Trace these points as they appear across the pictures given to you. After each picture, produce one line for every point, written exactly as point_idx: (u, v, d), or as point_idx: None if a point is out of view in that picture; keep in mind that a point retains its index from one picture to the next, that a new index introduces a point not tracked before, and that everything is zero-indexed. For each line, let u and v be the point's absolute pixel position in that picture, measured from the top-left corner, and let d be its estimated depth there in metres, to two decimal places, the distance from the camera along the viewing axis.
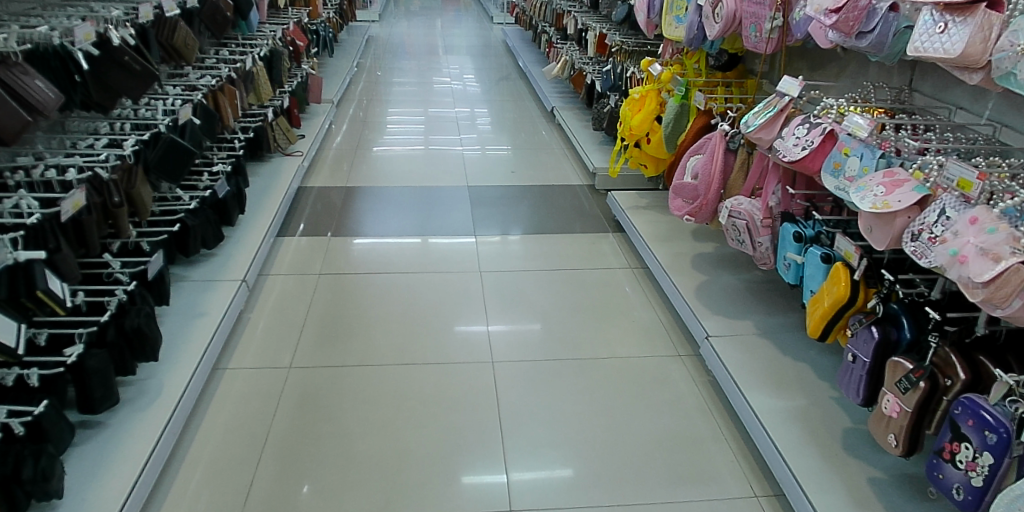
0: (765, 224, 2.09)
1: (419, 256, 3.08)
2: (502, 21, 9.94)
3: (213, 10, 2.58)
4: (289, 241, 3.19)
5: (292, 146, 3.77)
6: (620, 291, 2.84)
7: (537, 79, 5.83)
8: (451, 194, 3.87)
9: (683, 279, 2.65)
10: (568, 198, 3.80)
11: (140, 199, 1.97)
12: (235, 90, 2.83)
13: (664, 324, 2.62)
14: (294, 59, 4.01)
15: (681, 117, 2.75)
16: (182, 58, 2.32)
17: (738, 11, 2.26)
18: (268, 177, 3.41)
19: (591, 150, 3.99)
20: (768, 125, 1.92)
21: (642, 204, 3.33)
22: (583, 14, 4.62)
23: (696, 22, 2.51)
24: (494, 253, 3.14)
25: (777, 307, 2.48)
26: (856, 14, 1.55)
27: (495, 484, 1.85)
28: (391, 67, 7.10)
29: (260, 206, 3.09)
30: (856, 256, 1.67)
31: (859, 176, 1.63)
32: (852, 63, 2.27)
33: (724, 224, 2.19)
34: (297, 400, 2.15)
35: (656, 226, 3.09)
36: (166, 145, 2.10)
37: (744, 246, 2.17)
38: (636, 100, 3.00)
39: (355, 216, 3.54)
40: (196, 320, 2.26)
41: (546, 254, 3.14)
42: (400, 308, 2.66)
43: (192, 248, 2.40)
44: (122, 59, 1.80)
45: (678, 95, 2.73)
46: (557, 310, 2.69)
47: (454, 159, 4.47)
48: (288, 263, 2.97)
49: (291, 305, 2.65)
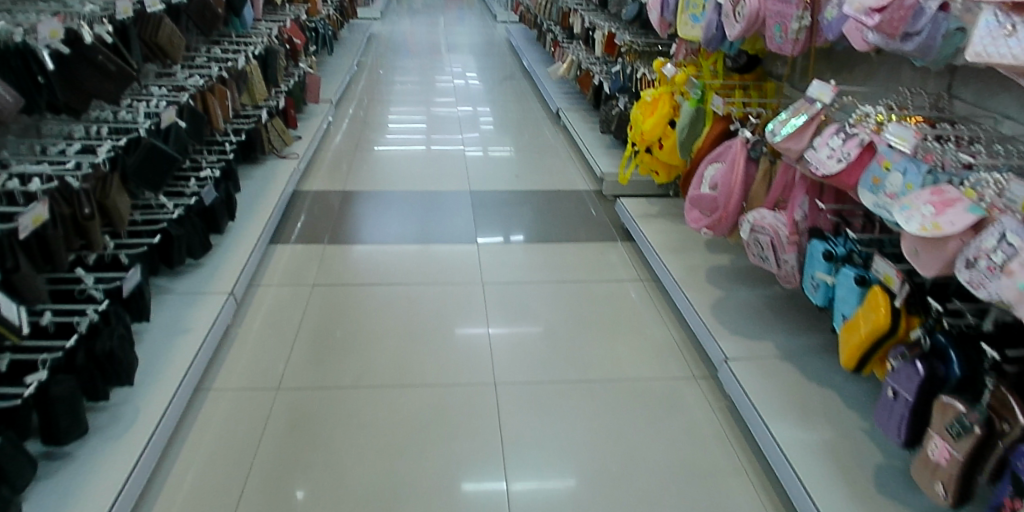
0: (792, 241, 1.92)
1: (419, 265, 2.93)
2: (506, 19, 9.75)
3: (201, 6, 2.40)
4: (284, 248, 3.04)
5: (287, 148, 3.63)
6: (630, 305, 2.69)
7: (542, 79, 5.67)
8: (453, 199, 3.71)
9: (697, 295, 2.50)
10: (574, 204, 3.65)
11: (115, 209, 1.81)
12: (225, 91, 2.70)
13: (677, 342, 2.46)
14: (291, 58, 3.86)
15: (696, 122, 2.56)
16: (167, 56, 2.17)
17: (762, 10, 2.10)
18: (261, 182, 3.26)
19: (598, 154, 3.83)
20: (797, 134, 1.76)
21: (653, 211, 3.17)
22: (590, 12, 4.45)
23: (715, 21, 2.34)
24: (496, 263, 2.98)
25: (798, 326, 2.33)
26: (901, 14, 1.40)
27: (495, 494, 1.77)
28: (393, 65, 6.94)
29: (252, 213, 2.95)
30: (897, 280, 1.53)
31: (902, 194, 1.46)
32: (884, 67, 2.10)
33: (747, 238, 2.04)
34: (286, 425, 2.00)
35: (668, 236, 2.94)
36: (145, 149, 1.94)
37: (767, 263, 2.02)
38: (648, 103, 2.84)
39: (353, 222, 3.39)
40: (178, 338, 2.11)
41: (552, 264, 2.98)
42: (397, 324, 2.51)
43: (176, 260, 2.26)
44: (95, 58, 1.65)
45: (693, 98, 2.57)
46: (563, 326, 2.54)
47: (456, 161, 4.31)
48: (281, 272, 2.83)
49: (282, 319, 2.50)
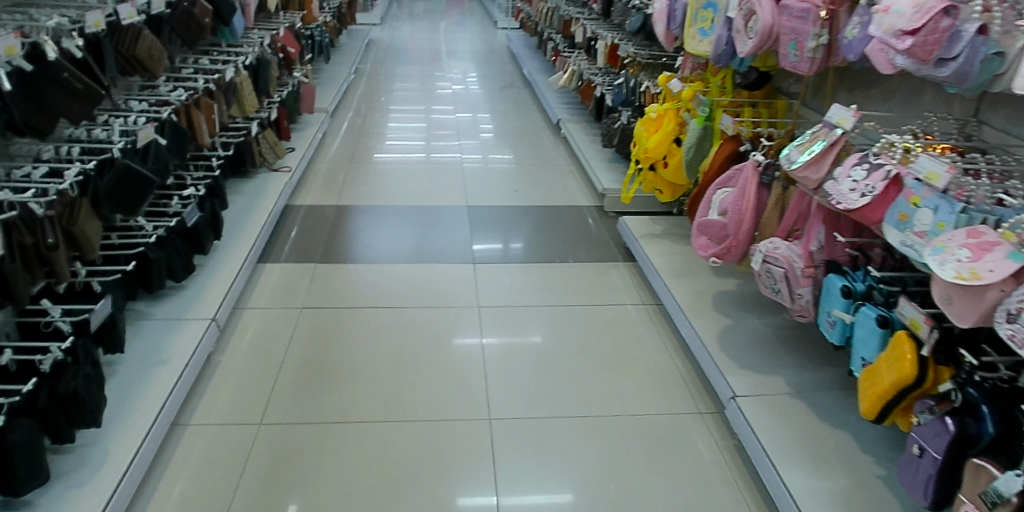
0: (807, 273, 1.81)
1: (413, 286, 2.80)
2: (507, 25, 9.64)
3: (185, 16, 2.29)
4: (272, 267, 2.92)
5: (279, 161, 3.51)
6: (633, 332, 2.57)
7: (542, 89, 5.56)
8: (449, 214, 3.59)
9: (704, 324, 2.37)
10: (575, 221, 3.53)
11: (83, 236, 1.68)
12: (212, 104, 2.58)
13: (682, 374, 2.34)
14: (285, 67, 3.75)
15: (704, 141, 2.47)
16: (145, 70, 2.05)
17: (775, 25, 1.98)
18: (250, 197, 3.14)
19: (600, 169, 3.71)
20: (816, 161, 1.64)
21: (656, 231, 3.05)
22: (592, 21, 4.34)
23: (725, 36, 2.22)
24: (493, 284, 2.86)
25: (809, 359, 2.21)
26: (936, 36, 1.29)
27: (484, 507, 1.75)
28: (392, 72, 6.83)
29: (239, 232, 2.83)
30: (925, 326, 1.39)
31: (932, 233, 1.34)
32: (904, 88, 1.99)
33: (758, 269, 1.92)
34: (266, 466, 1.87)
35: (672, 259, 2.81)
36: (117, 170, 1.83)
37: (780, 296, 1.89)
38: (652, 119, 2.72)
39: (346, 238, 3.26)
40: (154, 370, 1.99)
41: (551, 286, 2.85)
42: (389, 353, 2.38)
43: (155, 284, 2.14)
44: (60, 75, 1.52)
45: (700, 116, 2.46)
46: (562, 355, 2.42)
47: (454, 173, 4.18)
48: (268, 293, 2.70)
49: (267, 347, 2.38)
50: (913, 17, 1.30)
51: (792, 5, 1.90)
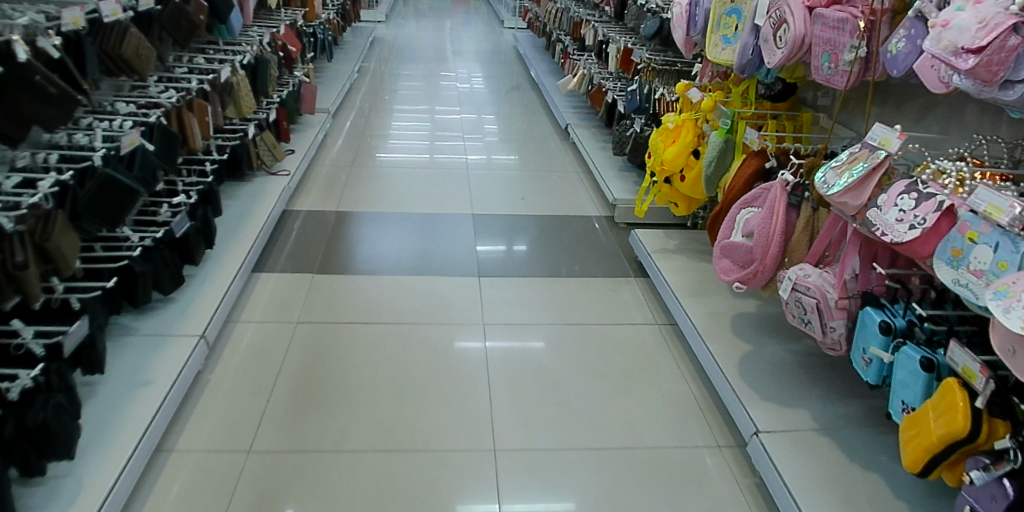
0: (840, 306, 1.68)
1: (415, 301, 2.66)
2: (515, 25, 9.49)
3: (176, 13, 2.15)
4: (268, 276, 2.79)
5: (277, 164, 3.38)
6: (645, 355, 2.44)
7: (550, 92, 5.42)
8: (453, 222, 3.44)
9: (722, 349, 2.24)
10: (584, 232, 3.39)
11: (58, 252, 1.55)
12: (205, 106, 2.44)
13: (699, 403, 2.21)
14: (285, 66, 3.62)
15: (725, 156, 2.32)
16: (132, 70, 1.91)
17: (808, 36, 1.84)
18: (246, 203, 3.01)
19: (611, 178, 3.57)
20: (857, 186, 1.50)
21: (671, 246, 2.91)
22: (603, 24, 4.20)
23: (752, 45, 2.08)
24: (498, 299, 2.73)
25: (835, 391, 2.07)
26: (1002, 56, 1.14)
27: None
28: (396, 71, 6.68)
29: (233, 240, 2.70)
30: (980, 378, 1.26)
31: (992, 274, 1.19)
32: (944, 105, 1.86)
33: (787, 298, 1.79)
34: (254, 498, 1.73)
35: (688, 276, 2.68)
36: (98, 180, 1.68)
37: (811, 328, 1.76)
38: (669, 129, 2.59)
39: (345, 247, 3.13)
40: (136, 392, 1.86)
41: (560, 303, 2.72)
42: (389, 373, 2.25)
43: (140, 298, 2.01)
44: (33, 78, 1.38)
45: (722, 128, 2.31)
46: (572, 379, 2.28)
47: (458, 178, 4.04)
48: (262, 305, 2.57)
49: (260, 365, 2.25)
50: (977, 33, 1.17)
51: (827, 14, 1.75)
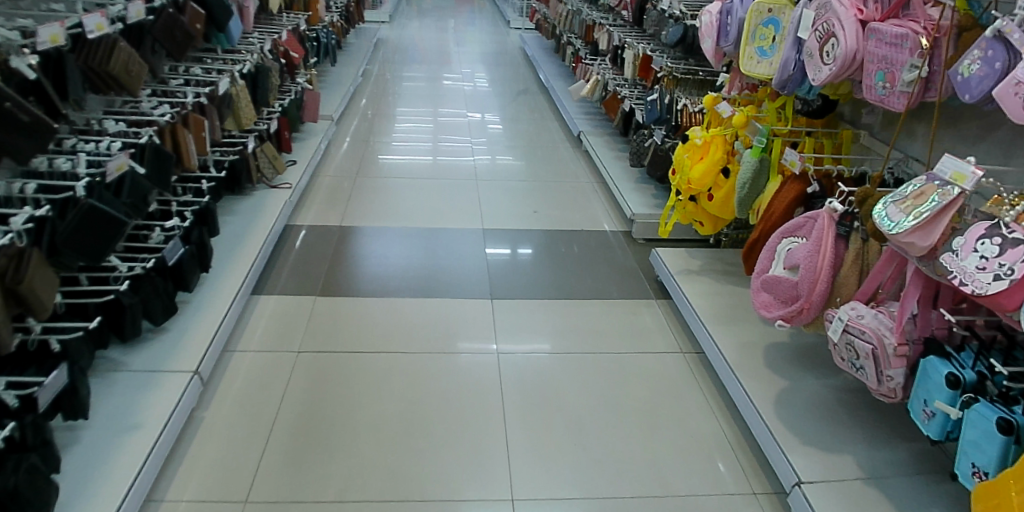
0: (900, 353, 1.52)
1: (423, 327, 2.51)
2: (522, 25, 9.32)
3: (169, 24, 1.98)
4: (268, 298, 2.64)
5: (278, 177, 3.23)
6: (671, 388, 2.28)
7: (561, 97, 5.26)
8: (462, 238, 3.28)
9: (756, 386, 2.08)
10: (600, 248, 3.23)
11: (32, 294, 1.40)
12: (202, 121, 2.29)
13: (731, 444, 2.05)
14: (287, 73, 3.47)
15: (759, 176, 2.16)
16: (121, 88, 1.76)
17: (859, 51, 1.69)
18: (245, 220, 2.86)
19: (628, 191, 3.41)
20: (927, 224, 1.34)
21: (694, 266, 2.75)
22: (618, 28, 4.05)
23: (794, 59, 1.92)
24: (512, 323, 2.57)
25: (880, 434, 1.91)
26: None
27: None
28: (401, 73, 6.51)
29: (231, 261, 2.55)
30: None
31: None
32: (1006, 128, 1.69)
33: (837, 340, 1.64)
34: None
35: (714, 301, 2.52)
36: (81, 210, 1.53)
37: (864, 375, 1.61)
38: (696, 145, 2.44)
39: (350, 265, 2.98)
40: (123, 438, 1.70)
41: (576, 328, 2.56)
42: (397, 410, 2.09)
43: (129, 332, 1.87)
44: (2, 106, 1.22)
45: (756, 147, 2.15)
46: (593, 416, 2.13)
47: (467, 188, 3.88)
48: (262, 332, 2.41)
49: (257, 401, 2.09)
50: None
51: (883, 29, 1.60)
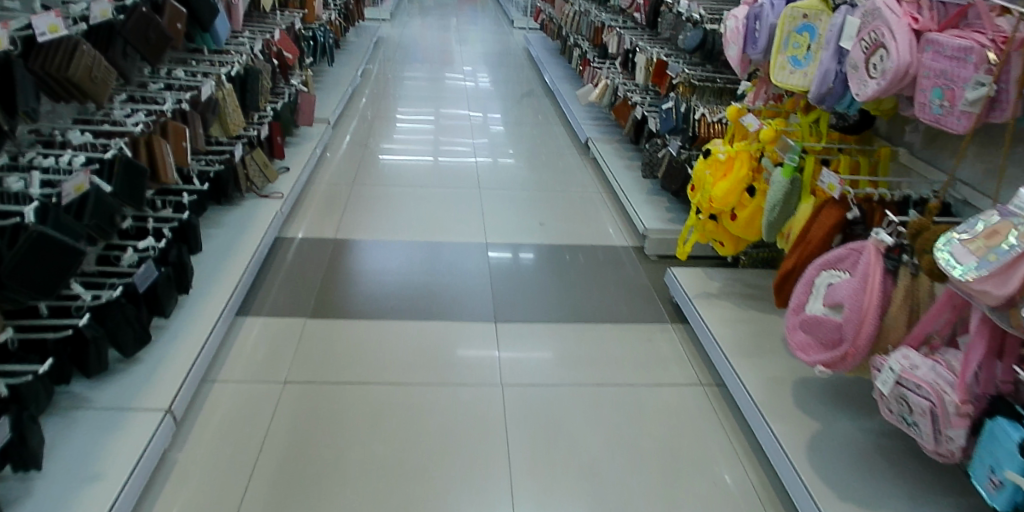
0: (962, 413, 1.33)
1: (423, 354, 2.32)
2: (526, 24, 9.11)
3: (142, 23, 1.77)
4: (255, 320, 2.45)
5: (270, 187, 3.05)
6: (691, 426, 2.10)
7: (567, 100, 5.08)
8: (465, 252, 3.09)
9: (785, 430, 1.89)
10: (611, 264, 3.04)
11: None
12: (182, 129, 2.10)
13: (759, 495, 1.86)
14: (280, 75, 3.29)
15: (791, 198, 1.98)
16: (83, 94, 1.57)
17: (914, 64, 1.49)
18: (232, 234, 2.67)
19: (640, 205, 3.22)
20: (1003, 271, 1.15)
21: (713, 289, 2.57)
22: (630, 30, 3.86)
23: (834, 71, 1.73)
24: (518, 350, 2.39)
25: (925, 487, 1.72)
26: None
27: None
28: (401, 73, 6.30)
29: (215, 281, 2.36)
30: None
31: None
32: None
33: (886, 391, 1.46)
34: None
35: (736, 330, 2.33)
36: (29, 238, 1.33)
37: (918, 433, 1.43)
38: (719, 161, 2.26)
39: (344, 281, 2.79)
40: (81, 490, 1.51)
41: (587, 356, 2.37)
42: (392, 450, 1.90)
43: (93, 368, 1.72)
44: None
45: (789, 166, 1.97)
46: (606, 459, 1.94)
47: (470, 197, 3.69)
48: (246, 359, 2.23)
49: (239, 439, 1.91)
50: None
51: (942, 41, 1.40)
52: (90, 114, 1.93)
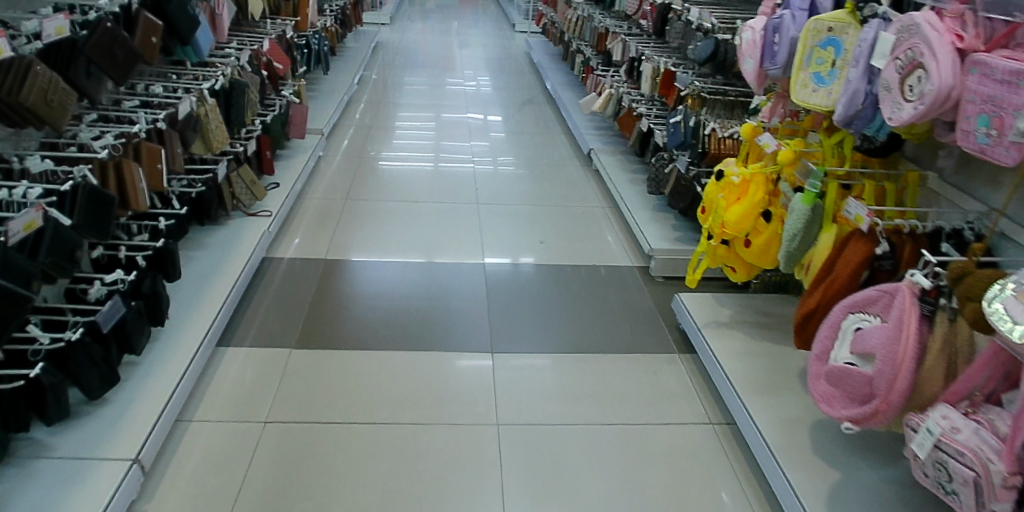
0: (1011, 485, 1.17)
1: (415, 389, 2.17)
2: (527, 29, 8.98)
3: (107, 39, 1.63)
4: (236, 351, 2.30)
5: (257, 205, 2.91)
6: (701, 469, 1.95)
7: (569, 109, 4.94)
8: (461, 273, 2.95)
9: (805, 479, 1.74)
10: (614, 286, 2.89)
11: None
12: (156, 151, 1.96)
13: None
14: (271, 86, 3.16)
15: (811, 227, 1.83)
16: (38, 120, 1.43)
17: (957, 87, 1.33)
18: (214, 256, 2.52)
19: (646, 223, 3.07)
20: None
21: (722, 316, 2.42)
22: (635, 38, 3.73)
23: (863, 91, 1.58)
24: (515, 383, 2.25)
25: None
26: None
27: None
28: (399, 79, 6.16)
29: (194, 309, 2.22)
30: None
31: None
32: None
33: (922, 455, 1.31)
34: None
35: (748, 364, 2.18)
36: None
37: (959, 503, 1.27)
38: (733, 184, 2.10)
39: (333, 304, 2.65)
40: None
41: (589, 391, 2.22)
42: (379, 499, 1.75)
43: (53, 414, 1.58)
44: None
45: (809, 192, 1.81)
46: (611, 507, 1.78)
47: (467, 213, 3.54)
48: (224, 395, 2.08)
49: (213, 486, 1.76)
50: None
51: (993, 63, 1.24)
52: (56, 136, 1.78)
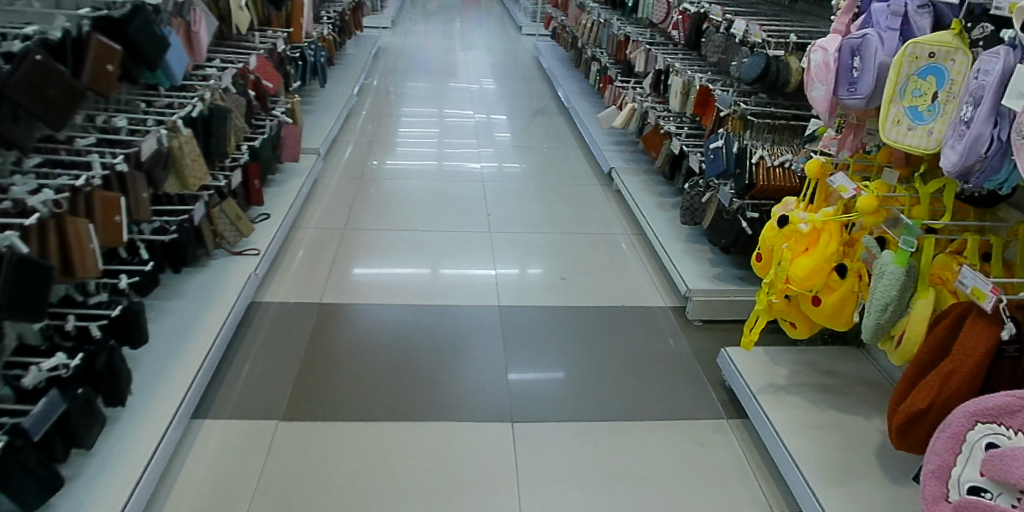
0: None
1: (424, 473, 1.85)
2: (534, 31, 8.63)
3: (38, 74, 1.31)
4: (215, 424, 1.99)
5: (244, 243, 2.60)
6: None
7: (585, 122, 4.61)
8: (473, 317, 2.61)
9: None
10: (646, 331, 2.57)
11: None
12: (113, 202, 1.65)
13: None
14: (260, 107, 2.84)
15: (904, 295, 1.50)
16: None
17: None
18: (192, 307, 2.21)
19: (679, 258, 2.74)
20: None
21: (778, 376, 2.09)
22: (660, 47, 3.39)
23: (984, 136, 1.24)
24: (541, 461, 1.93)
25: None
26: None
27: None
28: (401, 86, 5.82)
29: (164, 377, 1.90)
30: None
31: None
32: None
33: None
34: None
35: (815, 440, 1.85)
36: None
37: None
38: (800, 232, 1.77)
39: (330, 358, 2.33)
40: None
41: (625, 471, 1.90)
42: None
43: None
44: None
45: (902, 254, 1.48)
46: None
47: (478, 242, 3.21)
48: (198, 484, 1.77)
49: None
50: None
51: None
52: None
